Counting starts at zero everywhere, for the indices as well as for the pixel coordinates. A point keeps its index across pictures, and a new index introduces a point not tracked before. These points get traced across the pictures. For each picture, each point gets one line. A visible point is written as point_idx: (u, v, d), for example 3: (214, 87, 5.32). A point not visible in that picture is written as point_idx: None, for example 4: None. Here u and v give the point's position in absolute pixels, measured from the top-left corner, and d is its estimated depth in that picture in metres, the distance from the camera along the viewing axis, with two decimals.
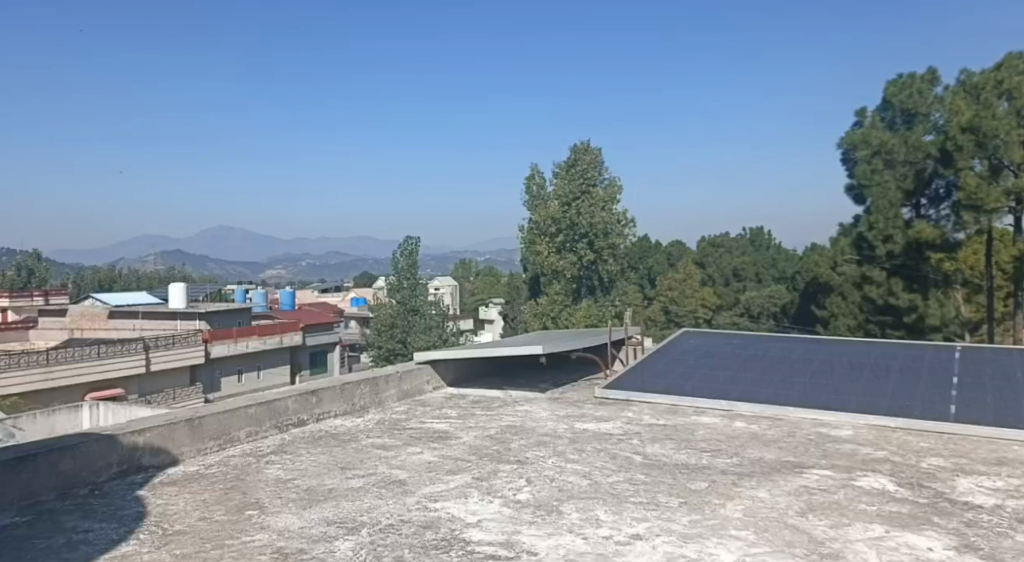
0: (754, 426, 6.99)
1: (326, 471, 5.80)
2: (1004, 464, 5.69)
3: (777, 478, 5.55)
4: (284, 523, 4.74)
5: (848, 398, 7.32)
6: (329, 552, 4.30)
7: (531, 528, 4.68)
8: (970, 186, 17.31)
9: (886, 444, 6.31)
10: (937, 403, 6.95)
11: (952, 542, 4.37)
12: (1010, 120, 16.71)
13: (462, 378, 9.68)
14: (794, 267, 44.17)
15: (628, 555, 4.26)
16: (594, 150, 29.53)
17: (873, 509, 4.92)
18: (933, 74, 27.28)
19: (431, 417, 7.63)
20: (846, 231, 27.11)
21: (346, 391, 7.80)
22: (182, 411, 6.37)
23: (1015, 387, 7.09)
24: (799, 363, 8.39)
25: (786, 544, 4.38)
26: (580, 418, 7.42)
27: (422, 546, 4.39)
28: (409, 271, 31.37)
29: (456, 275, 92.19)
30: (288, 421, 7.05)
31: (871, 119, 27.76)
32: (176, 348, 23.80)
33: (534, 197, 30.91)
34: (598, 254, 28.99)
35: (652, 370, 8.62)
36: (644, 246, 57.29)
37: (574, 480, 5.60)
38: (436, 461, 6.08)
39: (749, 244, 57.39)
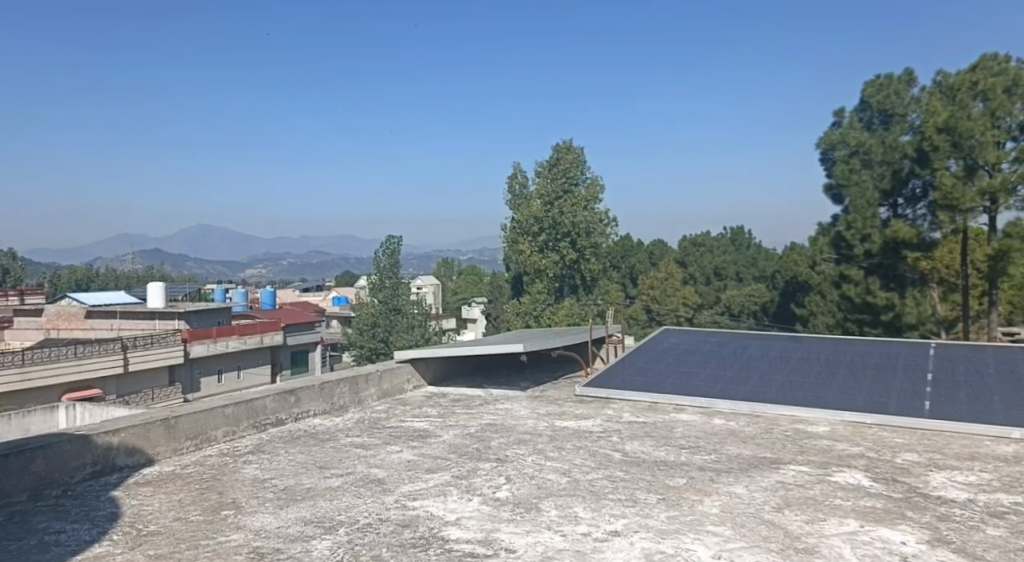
0: (733, 423, 7.04)
1: (304, 471, 5.76)
2: (976, 459, 5.77)
3: (754, 474, 5.60)
4: (261, 523, 4.70)
5: (825, 395, 7.39)
6: (305, 552, 4.27)
7: (509, 525, 4.68)
8: (946, 186, 17.48)
9: (862, 440, 6.38)
10: (910, 400, 7.04)
11: (925, 536, 4.43)
12: (985, 121, 17.12)
13: (442, 377, 9.66)
14: (774, 266, 44.51)
15: (607, 552, 4.27)
16: (576, 149, 29.59)
17: (848, 504, 4.97)
18: (910, 75, 27.63)
19: (411, 415, 7.62)
20: (824, 230, 27.39)
21: (325, 390, 7.76)
22: (158, 410, 6.30)
23: (987, 383, 7.19)
24: (777, 361, 8.46)
25: (762, 540, 4.42)
26: (560, 416, 7.43)
27: (400, 545, 4.38)
28: (391, 271, 31.22)
29: (438, 274, 91.85)
30: (266, 421, 6.99)
31: (849, 119, 28.04)
32: (154, 348, 23.53)
33: (517, 196, 30.91)
34: (579, 253, 29.04)
35: (632, 368, 8.65)
36: (626, 245, 57.48)
37: (553, 478, 5.61)
38: (415, 459, 6.06)
39: (729, 243, 57.77)
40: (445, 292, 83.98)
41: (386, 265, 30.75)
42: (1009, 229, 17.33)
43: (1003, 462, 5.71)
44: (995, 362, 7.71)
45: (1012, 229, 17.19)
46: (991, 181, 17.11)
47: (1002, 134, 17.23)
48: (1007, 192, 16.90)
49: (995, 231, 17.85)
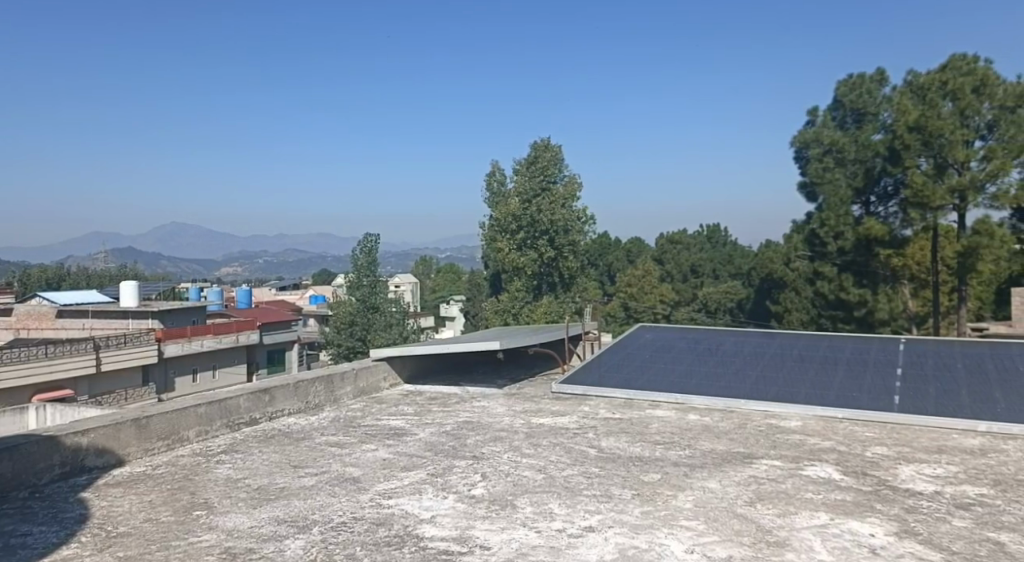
0: (707, 418, 7.10)
1: (278, 470, 5.72)
2: (943, 452, 5.88)
3: (728, 469, 5.66)
4: (233, 523, 4.66)
5: (797, 390, 7.48)
6: (278, 552, 4.23)
7: (484, 523, 4.68)
8: (917, 184, 17.78)
9: (833, 434, 6.47)
10: (880, 394, 7.15)
11: (893, 528, 4.50)
12: (953, 121, 17.45)
13: (419, 375, 9.63)
14: (750, 264, 44.94)
15: (581, 547, 4.29)
16: (554, 147, 29.74)
17: (819, 497, 5.04)
18: (881, 74, 28.09)
19: (387, 414, 7.59)
20: (799, 227, 27.72)
21: (300, 389, 7.71)
22: (128, 410, 6.21)
23: (955, 378, 7.33)
24: (751, 357, 8.54)
25: (734, 533, 4.47)
26: (536, 413, 7.45)
27: (374, 543, 4.36)
28: (368, 268, 31.05)
29: (416, 272, 91.33)
30: (239, 420, 6.93)
31: (823, 118, 28.45)
32: (127, 348, 23.19)
33: (495, 194, 30.93)
34: (558, 250, 29.09)
35: (608, 365, 8.69)
36: (604, 243, 57.73)
37: (529, 475, 5.62)
38: (390, 458, 6.04)
39: (705, 241, 58.30)
40: (423, 290, 83.78)
41: (364, 263, 30.56)
42: (978, 226, 17.66)
43: (969, 454, 5.82)
44: (963, 357, 7.86)
45: (981, 226, 17.50)
46: (960, 179, 17.43)
47: (971, 133, 17.57)
48: (975, 190, 17.26)
49: (964, 227, 18.14)
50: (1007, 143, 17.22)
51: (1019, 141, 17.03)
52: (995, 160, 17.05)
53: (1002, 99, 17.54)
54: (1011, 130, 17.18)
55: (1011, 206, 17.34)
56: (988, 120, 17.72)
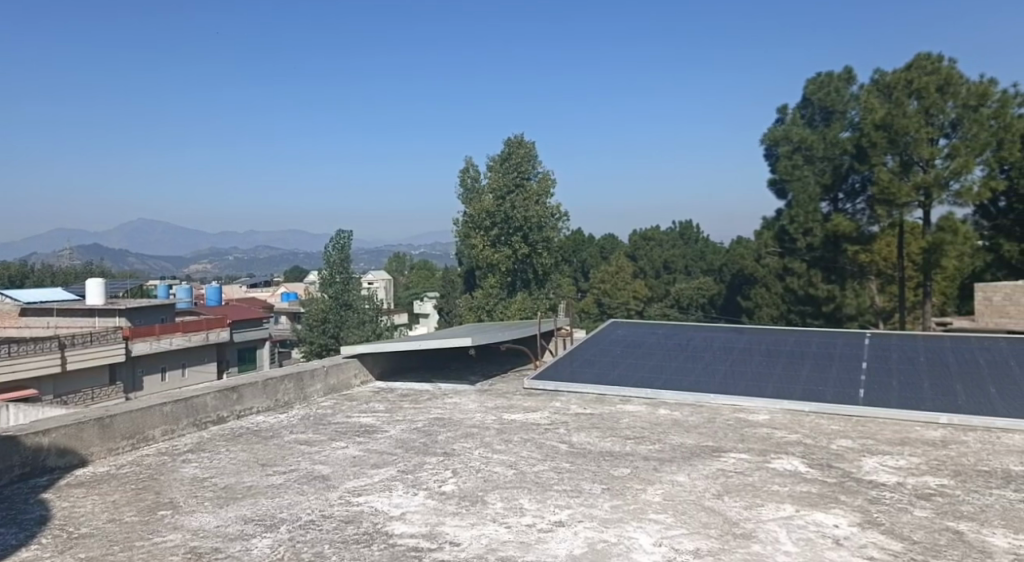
0: (677, 413, 7.16)
1: (245, 468, 5.66)
2: (906, 444, 6.00)
3: (696, 462, 5.71)
4: (199, 523, 4.60)
5: (766, 384, 7.58)
6: (245, 550, 4.19)
7: (454, 519, 4.68)
8: (883, 181, 18.06)
9: (799, 427, 6.56)
10: (846, 388, 7.27)
11: (856, 519, 4.58)
12: (919, 119, 17.78)
13: (390, 372, 9.58)
14: (721, 260, 45.47)
15: (550, 542, 4.30)
16: (528, 143, 29.74)
17: (785, 489, 5.11)
18: (849, 73, 28.58)
19: (358, 411, 7.54)
20: (769, 224, 28.13)
21: (269, 387, 7.63)
22: (91, 410, 6.10)
23: (918, 371, 7.48)
24: (721, 352, 8.62)
25: (702, 526, 4.52)
26: (508, 409, 7.46)
27: (343, 541, 4.33)
28: (341, 265, 30.73)
29: (390, 269, 90.80)
30: (206, 418, 6.84)
31: (792, 116, 28.88)
32: (93, 347, 22.75)
33: (469, 190, 30.91)
34: (532, 247, 29.10)
35: (580, 361, 8.72)
36: (578, 239, 57.98)
37: (500, 471, 5.62)
38: (360, 455, 6.00)
39: (678, 237, 58.87)
40: (397, 288, 83.39)
41: (336, 260, 30.22)
42: (942, 223, 18.05)
43: (931, 446, 5.94)
44: (926, 351, 8.01)
45: (945, 222, 17.93)
46: (924, 176, 17.78)
47: (935, 131, 17.93)
48: (939, 187, 17.60)
49: (929, 224, 18.50)
50: (970, 141, 17.62)
51: (982, 139, 17.49)
52: (958, 158, 17.41)
53: (965, 99, 17.91)
54: (974, 129, 17.63)
55: (973, 203, 17.77)
56: (952, 119, 18.05)
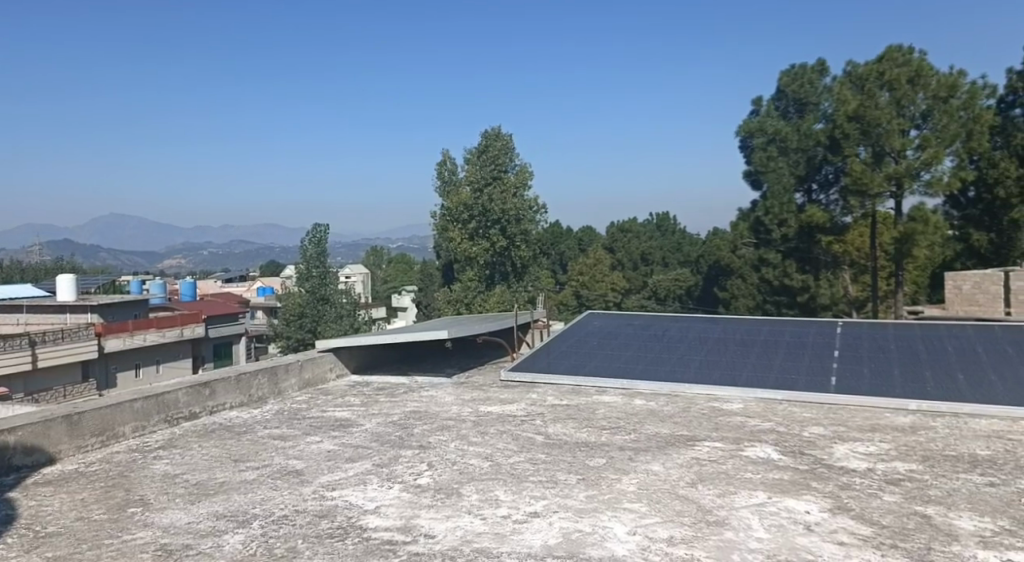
0: (652, 403, 7.21)
1: (218, 464, 5.60)
2: (876, 431, 6.09)
3: (671, 451, 5.75)
4: (170, 519, 4.54)
5: (740, 373, 7.65)
6: (216, 547, 4.14)
7: (429, 511, 4.67)
8: (856, 171, 18.27)
9: (772, 415, 6.63)
10: (818, 376, 7.36)
11: (827, 504, 4.64)
12: (891, 110, 18.05)
13: (366, 365, 9.54)
14: (698, 251, 45.83)
15: (524, 533, 4.31)
16: (505, 136, 29.66)
17: (758, 477, 5.16)
18: (822, 65, 28.93)
19: (333, 405, 7.49)
20: (744, 215, 28.42)
21: (242, 382, 7.53)
22: (59, 407, 5.98)
23: (888, 358, 7.59)
24: (696, 343, 8.68)
25: (676, 514, 4.55)
26: (485, 401, 7.45)
27: (316, 535, 4.30)
28: (318, 259, 30.66)
29: (367, 263, 90.20)
30: (178, 414, 6.76)
31: (767, 108, 29.16)
32: (65, 344, 22.39)
33: (446, 182, 30.81)
34: (510, 240, 29.09)
35: (556, 353, 8.74)
36: (556, 232, 58.12)
37: (475, 463, 5.62)
38: (335, 449, 5.96)
39: (654, 229, 59.28)
40: (375, 282, 82.99)
41: (313, 253, 30.11)
42: (914, 213, 18.32)
43: (900, 432, 6.04)
44: (896, 339, 8.13)
45: (917, 212, 18.18)
46: (896, 167, 18.02)
47: (907, 122, 18.17)
48: (911, 177, 17.87)
49: (901, 214, 18.75)
50: (940, 133, 17.90)
51: (951, 131, 17.78)
52: (928, 149, 17.74)
53: (935, 90, 18.15)
54: (944, 120, 17.92)
55: (943, 193, 18.11)
56: (922, 110, 18.30)
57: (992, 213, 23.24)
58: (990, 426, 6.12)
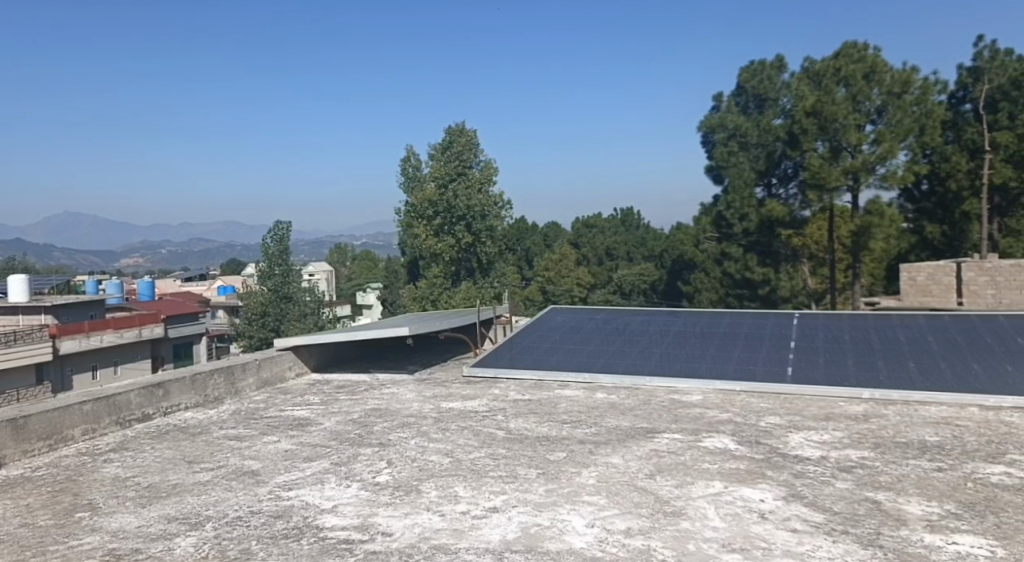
0: (613, 396, 7.24)
1: (171, 466, 5.49)
2: (830, 419, 6.20)
3: (631, 443, 5.79)
4: (119, 523, 4.43)
5: (700, 364, 7.74)
6: (167, 550, 4.05)
7: (387, 509, 4.62)
8: (814, 166, 18.64)
9: (730, 406, 6.71)
10: (775, 366, 7.48)
11: (782, 493, 4.71)
12: (847, 106, 18.42)
13: (327, 363, 9.46)
14: (662, 246, 46.30)
15: (483, 529, 4.29)
16: (469, 131, 29.58)
17: (715, 467, 5.22)
18: (780, 61, 29.50)
19: (292, 404, 7.38)
20: (706, 209, 28.81)
21: (198, 382, 7.39)
22: (4, 410, 5.79)
23: (843, 348, 7.75)
24: (657, 335, 8.77)
25: (634, 506, 4.57)
26: (446, 398, 7.40)
27: (271, 536, 4.23)
28: (280, 257, 30.42)
29: (331, 261, 89.27)
30: (131, 416, 6.61)
31: (727, 104, 29.60)
32: (17, 347, 21.77)
33: (410, 178, 30.68)
34: (475, 236, 29.03)
35: (519, 348, 8.74)
36: (522, 228, 58.19)
37: (435, 459, 5.58)
38: (293, 449, 5.88)
39: (619, 224, 59.73)
40: (339, 280, 82.27)
41: (275, 252, 29.97)
42: (870, 206, 18.72)
43: (853, 420, 6.15)
44: (850, 329, 8.30)
45: (872, 205, 18.59)
46: (853, 161, 18.43)
47: (862, 117, 18.51)
48: (867, 171, 18.29)
49: (857, 207, 19.14)
50: (894, 127, 18.30)
51: (905, 125, 18.18)
52: (884, 143, 18.12)
53: (890, 86, 18.52)
54: (898, 115, 18.29)
55: (897, 186, 18.57)
56: (878, 105, 18.66)
57: (944, 206, 23.89)
58: (938, 412, 6.27)
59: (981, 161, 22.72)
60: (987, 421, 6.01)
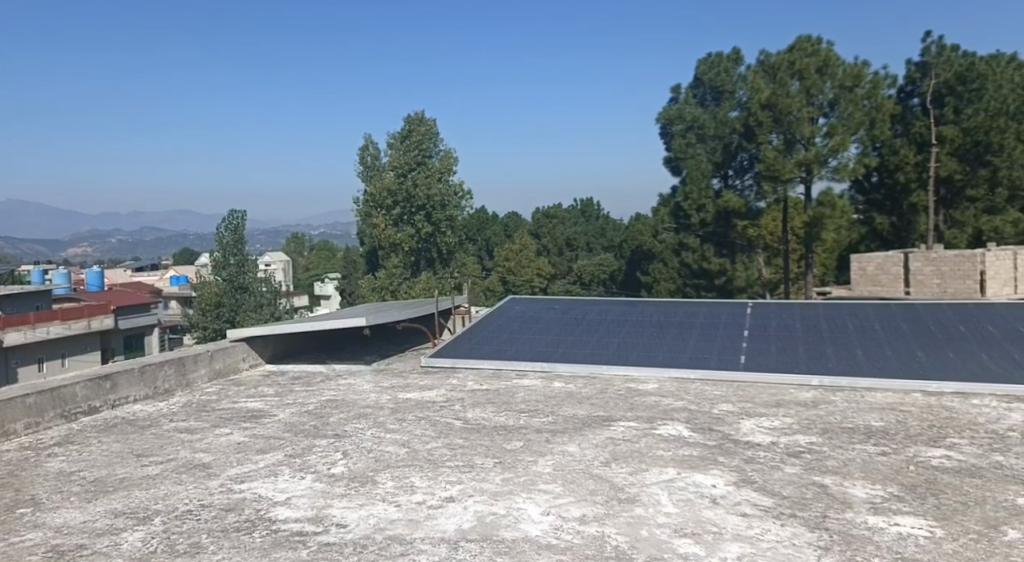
0: (571, 385, 7.29)
1: (119, 460, 5.35)
2: (781, 406, 6.34)
3: (587, 432, 5.83)
4: (62, 519, 4.30)
5: (656, 353, 7.85)
6: (113, 545, 3.95)
7: (342, 501, 4.58)
8: (769, 158, 18.98)
9: (685, 395, 6.81)
10: (729, 354, 7.62)
11: (732, 478, 4.80)
12: (801, 99, 18.79)
13: (282, 355, 9.33)
14: (621, 236, 46.72)
15: (439, 518, 4.28)
16: (429, 121, 29.24)
17: (669, 454, 5.30)
18: (737, 54, 29.99)
19: (245, 396, 7.26)
20: (664, 201, 29.16)
21: (147, 374, 7.21)
22: None
23: (795, 337, 7.93)
24: (615, 325, 8.84)
25: (589, 493, 4.61)
26: (404, 388, 7.36)
27: (222, 529, 4.16)
28: (235, 247, 29.51)
29: (288, 251, 87.92)
30: (77, 409, 6.42)
31: (685, 96, 29.96)
32: None
33: (369, 168, 30.39)
34: (435, 226, 28.91)
35: (478, 338, 8.74)
36: (482, 218, 58.10)
37: (391, 450, 5.55)
38: (245, 441, 5.78)
39: (579, 215, 60.08)
40: (297, 270, 81.05)
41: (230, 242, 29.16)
42: (822, 198, 19.15)
43: (803, 407, 6.31)
44: (801, 317, 8.50)
45: (824, 198, 19.02)
46: (806, 154, 18.82)
47: (815, 111, 18.93)
48: (819, 164, 18.70)
49: (810, 199, 19.56)
50: (846, 121, 18.73)
51: (857, 118, 18.61)
52: (835, 137, 18.55)
53: (841, 80, 18.96)
54: (850, 109, 18.73)
55: (848, 178, 19.04)
56: (830, 99, 19.12)
57: (893, 198, 24.56)
58: (884, 398, 6.46)
59: (927, 154, 23.46)
60: (929, 406, 6.23)
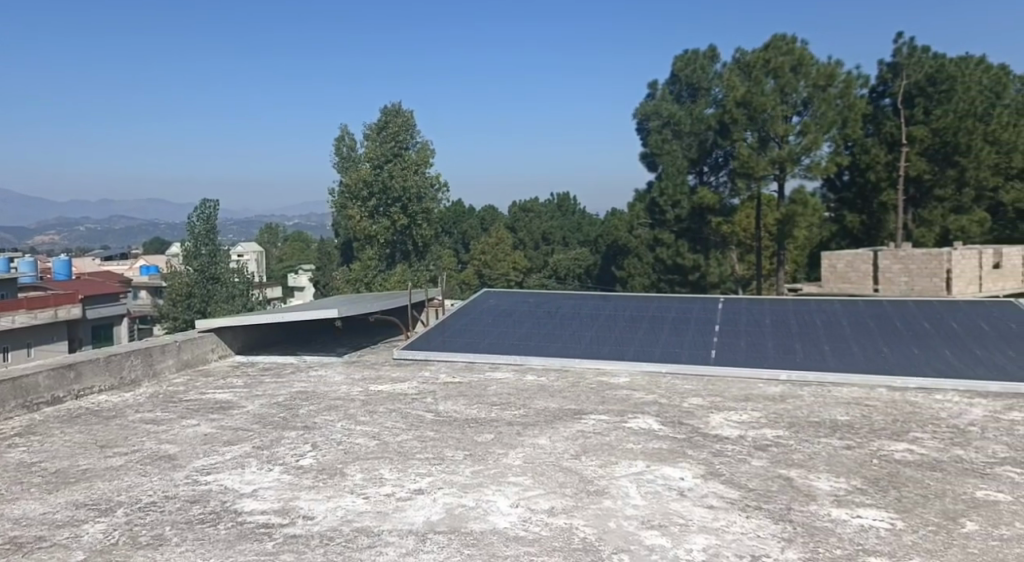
0: (543, 378, 7.30)
1: (81, 451, 5.25)
2: (750, 400, 6.41)
3: (558, 425, 5.85)
4: (21, 511, 4.21)
5: (628, 347, 7.89)
6: (74, 537, 3.88)
7: (310, 493, 4.54)
8: (743, 156, 19.15)
9: (656, 388, 6.85)
10: (699, 349, 7.69)
11: (700, 471, 4.84)
12: (775, 97, 18.97)
13: (251, 346, 9.23)
14: (597, 231, 46.88)
15: (407, 510, 4.27)
16: (406, 112, 29.04)
17: (638, 447, 5.33)
18: (713, 51, 30.17)
19: (213, 387, 7.17)
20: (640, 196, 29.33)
21: (112, 364, 7.09)
22: None
23: (764, 332, 8.02)
24: (588, 319, 8.88)
25: (559, 486, 4.63)
26: (375, 380, 7.31)
27: (186, 521, 4.11)
28: (207, 237, 29.14)
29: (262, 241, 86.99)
30: (39, 399, 6.29)
31: (661, 92, 30.08)
32: None
33: (345, 159, 30.17)
34: (411, 218, 28.74)
35: (451, 330, 8.72)
36: (458, 211, 57.94)
37: (361, 442, 5.51)
38: (212, 433, 5.70)
39: (555, 210, 60.17)
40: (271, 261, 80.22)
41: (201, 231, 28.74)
42: (795, 196, 19.37)
43: (770, 401, 6.38)
44: (771, 313, 8.60)
45: (797, 195, 19.26)
46: (779, 151, 19.01)
47: (789, 109, 19.16)
48: (792, 161, 18.90)
49: (783, 197, 19.79)
50: (819, 119, 18.93)
51: (830, 117, 18.82)
52: (808, 135, 18.75)
53: (815, 79, 19.18)
54: (823, 108, 18.93)
55: (820, 176, 19.28)
56: (803, 98, 19.35)
57: (863, 196, 24.85)
58: (850, 393, 6.57)
59: (898, 153, 23.85)
60: (893, 401, 6.34)
